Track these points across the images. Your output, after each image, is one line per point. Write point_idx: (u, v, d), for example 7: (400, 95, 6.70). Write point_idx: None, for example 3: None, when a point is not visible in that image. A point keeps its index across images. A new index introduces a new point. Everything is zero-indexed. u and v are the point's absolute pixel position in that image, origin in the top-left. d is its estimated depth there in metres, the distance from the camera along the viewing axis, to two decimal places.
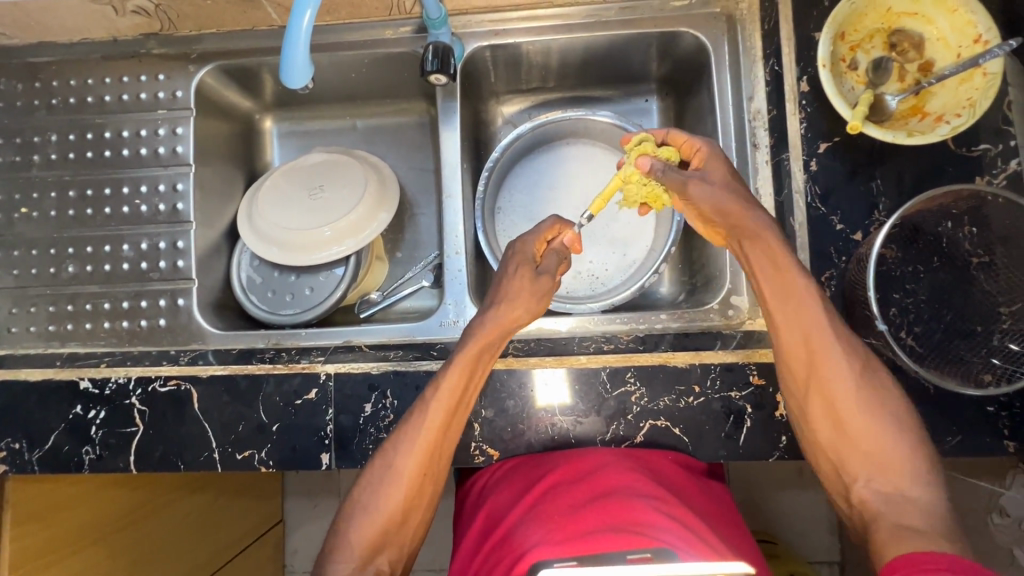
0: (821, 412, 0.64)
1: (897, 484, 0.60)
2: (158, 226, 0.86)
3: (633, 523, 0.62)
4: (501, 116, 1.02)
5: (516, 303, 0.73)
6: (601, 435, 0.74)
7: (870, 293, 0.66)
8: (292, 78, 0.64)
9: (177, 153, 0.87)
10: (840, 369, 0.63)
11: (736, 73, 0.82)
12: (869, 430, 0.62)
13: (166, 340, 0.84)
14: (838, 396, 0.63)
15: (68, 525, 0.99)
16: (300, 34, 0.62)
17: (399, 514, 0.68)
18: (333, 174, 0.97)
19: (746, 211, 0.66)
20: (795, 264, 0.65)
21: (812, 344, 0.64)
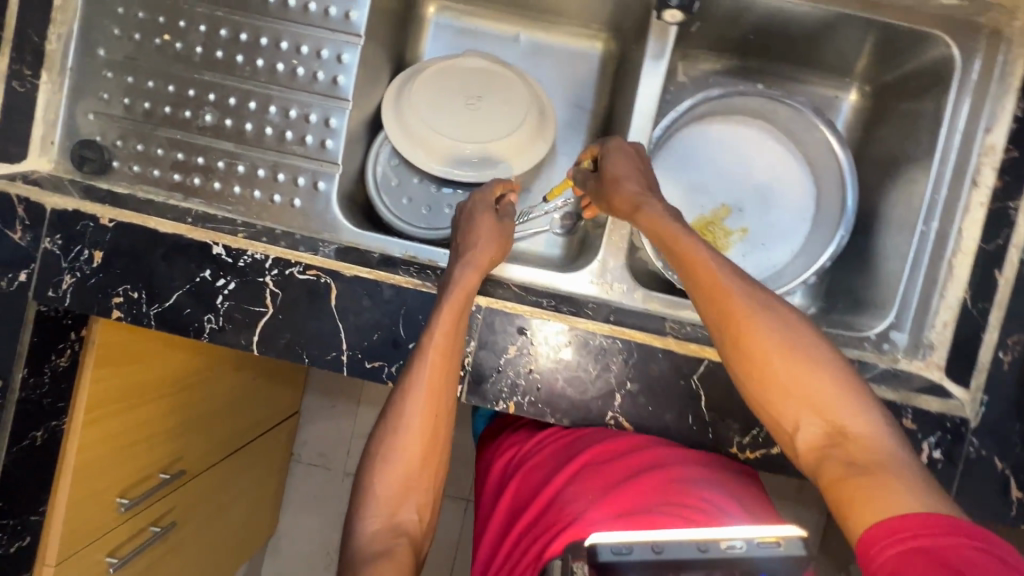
0: (752, 374, 0.57)
1: (839, 423, 0.53)
2: (312, 97, 0.77)
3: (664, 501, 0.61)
4: (682, 71, 0.93)
5: (488, 245, 0.73)
6: (739, 437, 0.71)
7: None
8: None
9: (349, 18, 0.76)
10: (758, 322, 0.58)
11: (980, 100, 0.74)
12: (797, 380, 0.55)
13: (299, 223, 0.77)
14: (761, 352, 0.57)
15: (127, 380, 0.92)
16: None
17: (417, 464, 0.67)
18: (496, 86, 0.89)
19: (633, 199, 0.69)
20: (696, 238, 0.63)
21: (727, 307, 0.59)
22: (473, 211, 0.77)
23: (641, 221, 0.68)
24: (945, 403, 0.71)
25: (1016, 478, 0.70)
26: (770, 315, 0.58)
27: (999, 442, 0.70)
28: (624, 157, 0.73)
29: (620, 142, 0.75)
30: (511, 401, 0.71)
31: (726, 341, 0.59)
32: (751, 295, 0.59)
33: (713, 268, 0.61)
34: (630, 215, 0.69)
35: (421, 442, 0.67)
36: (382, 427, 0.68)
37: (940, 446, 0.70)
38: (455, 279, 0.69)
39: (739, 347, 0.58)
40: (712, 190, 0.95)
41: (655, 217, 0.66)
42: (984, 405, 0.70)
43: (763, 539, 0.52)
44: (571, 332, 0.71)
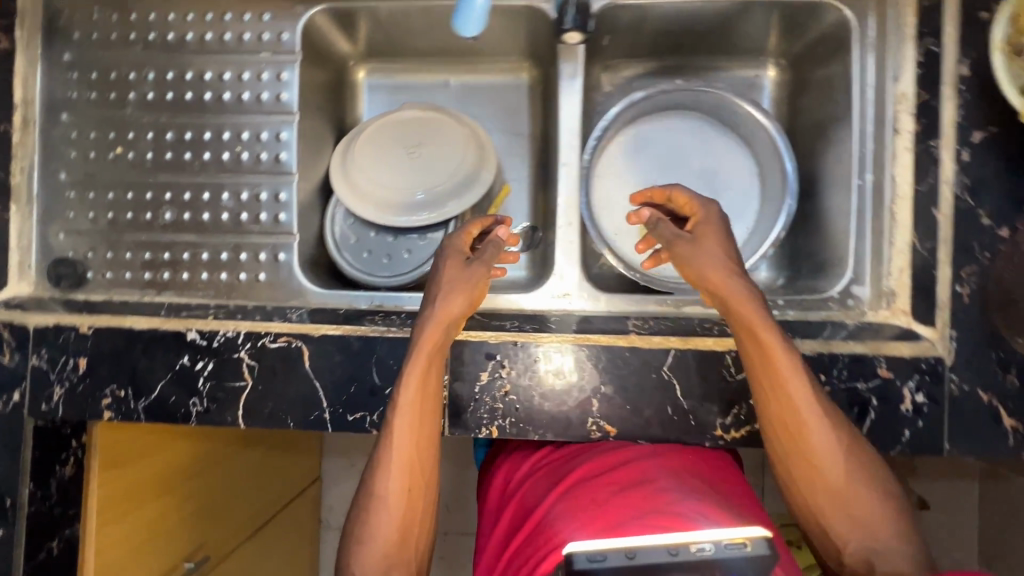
0: (799, 469, 0.65)
1: (873, 532, 0.63)
2: (259, 177, 0.82)
3: (646, 507, 0.62)
4: (606, 82, 0.98)
5: (457, 301, 0.67)
6: (721, 418, 0.72)
7: None
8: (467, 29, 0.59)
9: (281, 100, 0.82)
10: (820, 428, 0.64)
11: (883, 53, 0.77)
12: (845, 485, 0.64)
13: (266, 295, 0.81)
14: (817, 454, 0.64)
15: (140, 476, 0.95)
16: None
17: (397, 534, 0.65)
18: (432, 132, 0.94)
19: (726, 276, 0.65)
20: (777, 327, 0.64)
21: (785, 396, 0.64)
22: (448, 251, 0.73)
23: (726, 298, 0.65)
24: (918, 346, 0.71)
25: (1006, 406, 0.70)
26: (831, 428, 0.64)
27: (980, 375, 0.70)
28: (714, 233, 0.69)
29: (710, 207, 0.71)
30: (494, 426, 0.73)
31: (782, 434, 0.65)
32: (813, 409, 0.64)
33: (783, 365, 0.63)
34: (718, 287, 0.65)
35: (400, 512, 0.66)
36: (359, 503, 0.67)
37: (921, 389, 0.70)
38: (417, 333, 0.67)
39: (799, 448, 0.65)
40: (660, 188, 0.98)
41: (744, 299, 0.64)
42: (955, 340, 0.71)
43: (731, 540, 0.52)
44: (550, 353, 0.73)
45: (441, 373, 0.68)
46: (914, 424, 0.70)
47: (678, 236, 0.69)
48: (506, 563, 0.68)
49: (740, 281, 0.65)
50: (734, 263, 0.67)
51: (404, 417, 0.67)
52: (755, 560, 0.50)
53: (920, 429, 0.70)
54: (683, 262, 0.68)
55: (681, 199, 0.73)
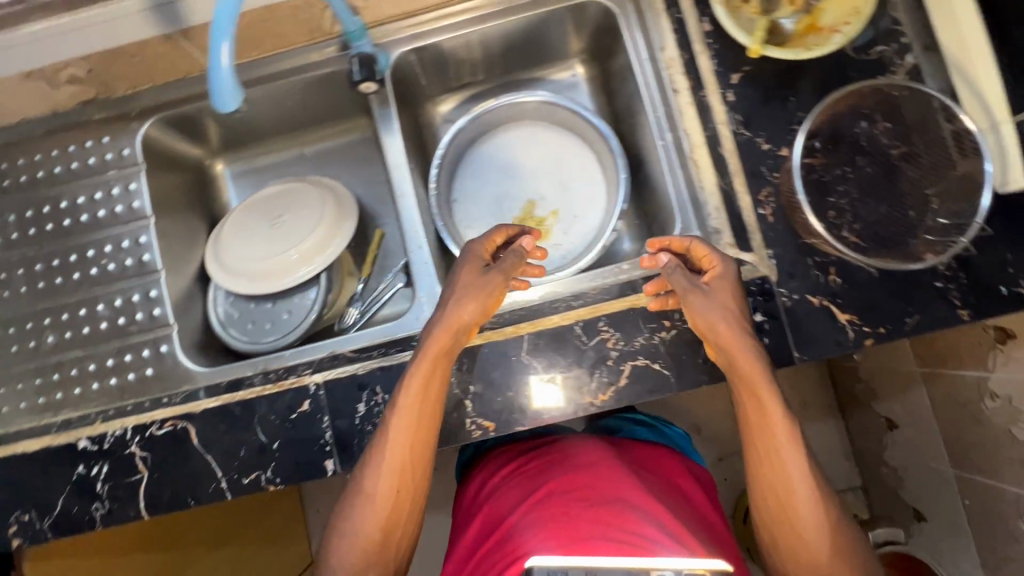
0: (782, 535, 0.68)
1: None
2: (128, 281, 0.88)
3: (613, 526, 0.70)
4: (438, 116, 1.05)
5: (471, 310, 0.72)
6: (586, 385, 0.76)
7: (802, 198, 0.73)
8: (227, 101, 0.59)
9: (134, 208, 0.89)
10: (804, 489, 0.67)
11: (646, 29, 0.87)
12: (824, 560, 0.67)
13: (155, 388, 0.85)
14: (802, 524, 0.67)
15: None
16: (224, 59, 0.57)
17: (378, 536, 0.69)
18: (291, 200, 1.01)
19: (737, 337, 0.67)
20: (777, 392, 0.67)
21: (776, 456, 0.68)
22: (470, 257, 0.77)
23: (736, 356, 0.67)
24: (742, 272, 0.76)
25: (836, 303, 0.75)
26: (812, 493, 0.67)
27: (804, 281, 0.75)
28: (731, 288, 0.71)
29: (728, 263, 0.73)
30: None
31: (770, 493, 0.68)
32: (800, 472, 0.67)
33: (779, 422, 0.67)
34: (728, 344, 0.67)
35: (382, 521, 0.69)
36: (346, 499, 0.71)
37: (759, 309, 0.75)
38: (429, 331, 0.72)
39: (786, 514, 0.68)
40: (513, 195, 1.05)
41: (753, 361, 0.67)
42: (774, 258, 0.76)
43: (692, 570, 0.53)
44: (537, 385, 0.76)
45: (443, 381, 0.72)
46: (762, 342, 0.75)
47: (693, 286, 0.70)
48: (476, 562, 0.77)
49: (747, 342, 0.67)
50: (739, 322, 0.69)
51: (400, 420, 0.70)
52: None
53: (770, 346, 0.74)
54: (695, 315, 0.69)
55: (701, 254, 0.74)
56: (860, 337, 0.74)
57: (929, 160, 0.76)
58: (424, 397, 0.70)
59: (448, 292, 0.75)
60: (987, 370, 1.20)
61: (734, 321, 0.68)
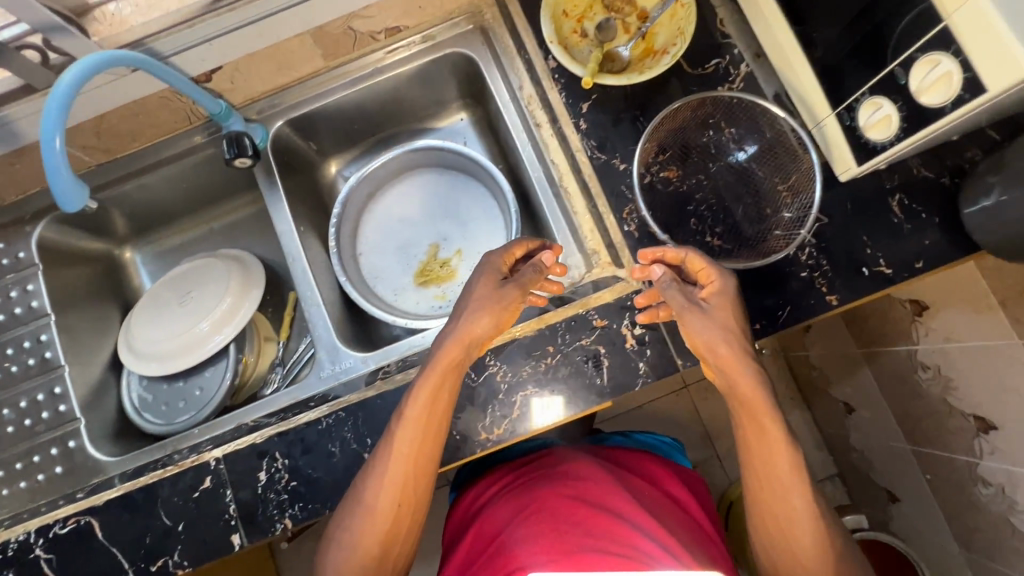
0: (783, 559, 0.69)
1: None
2: (33, 381, 0.89)
3: (613, 542, 0.72)
4: (335, 175, 1.08)
5: (487, 324, 0.72)
6: (481, 422, 0.76)
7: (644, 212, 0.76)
8: (65, 193, 0.62)
9: (34, 308, 0.91)
10: (803, 513, 0.67)
11: (504, 72, 0.91)
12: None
13: (65, 485, 0.85)
14: (803, 548, 0.67)
15: None
16: (59, 157, 0.61)
17: (375, 551, 0.70)
18: (198, 276, 1.02)
19: (738, 359, 0.66)
20: (778, 417, 0.67)
21: (776, 482, 0.68)
22: (488, 268, 0.76)
23: (735, 378, 0.67)
24: (617, 289, 0.79)
25: None
26: (809, 502, 0.67)
27: None
28: (729, 307, 0.70)
29: (726, 279, 0.71)
30: (287, 517, 0.75)
31: (769, 517, 0.69)
32: (799, 482, 0.67)
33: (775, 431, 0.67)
34: (728, 366, 0.67)
35: (379, 540, 0.70)
36: (343, 508, 0.71)
37: (637, 322, 0.77)
38: (439, 351, 0.71)
39: (785, 539, 0.68)
40: (416, 240, 1.07)
41: (753, 384, 0.66)
42: None
43: None
44: (538, 403, 0.76)
45: (452, 394, 0.71)
46: (644, 355, 0.76)
47: (692, 305, 0.69)
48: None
49: (748, 364, 0.67)
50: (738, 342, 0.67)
51: (405, 444, 0.69)
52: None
53: (652, 357, 0.76)
54: (692, 333, 0.68)
55: (699, 268, 0.72)
56: None
57: (776, 158, 0.79)
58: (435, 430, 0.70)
59: (463, 304, 0.74)
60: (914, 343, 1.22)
61: (734, 340, 0.68)
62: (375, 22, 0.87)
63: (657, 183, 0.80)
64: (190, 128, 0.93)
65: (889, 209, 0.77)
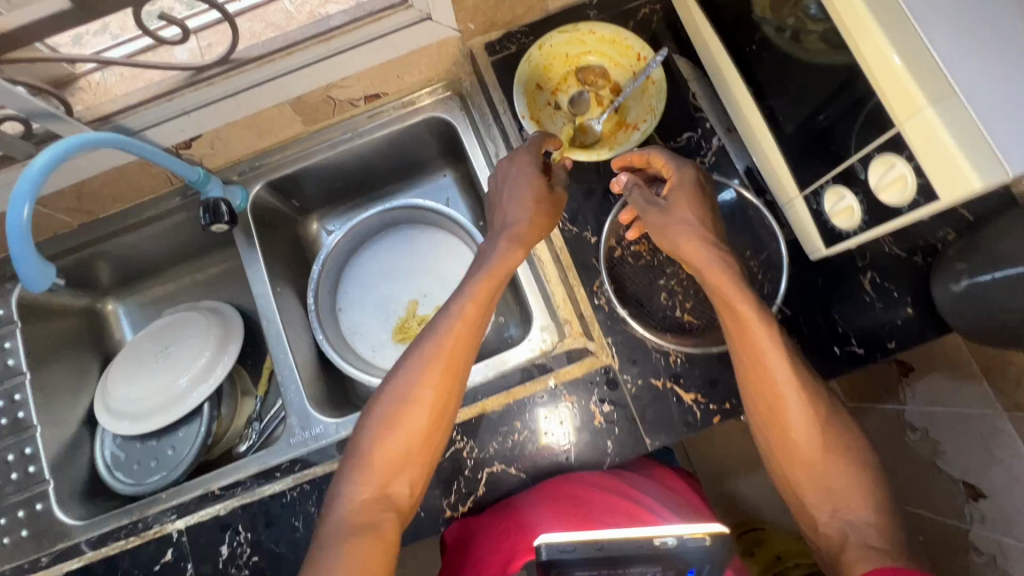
0: (778, 441, 0.70)
1: (840, 497, 0.68)
2: (5, 441, 0.89)
3: (632, 520, 0.70)
4: (317, 230, 1.09)
5: (522, 214, 0.75)
6: (447, 498, 0.75)
7: (609, 286, 0.77)
8: (31, 275, 0.64)
9: (9, 366, 0.91)
10: (798, 414, 0.69)
11: (480, 139, 0.93)
12: (818, 458, 0.69)
13: (30, 549, 0.84)
14: (793, 426, 0.69)
15: None
16: (23, 231, 0.61)
17: (420, 439, 0.69)
18: (177, 330, 1.03)
19: (703, 249, 0.70)
20: (764, 309, 0.69)
21: (763, 364, 0.68)
22: (527, 168, 0.76)
23: (701, 268, 0.70)
24: (585, 363, 0.78)
25: (680, 384, 0.76)
26: (807, 389, 0.69)
27: (644, 366, 0.77)
28: (687, 199, 0.73)
29: (684, 169, 0.75)
30: None
31: (762, 406, 0.69)
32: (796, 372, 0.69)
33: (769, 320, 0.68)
34: (691, 256, 0.70)
35: (423, 429, 0.69)
36: (381, 400, 0.70)
37: (605, 399, 0.76)
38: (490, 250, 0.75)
39: (783, 440, 0.70)
40: (396, 296, 1.08)
41: (719, 272, 0.68)
42: (613, 345, 0.78)
43: (693, 536, 0.63)
44: (544, 440, 0.76)
45: (494, 293, 0.74)
46: (613, 433, 0.75)
47: (651, 204, 0.74)
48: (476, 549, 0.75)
49: (714, 254, 0.70)
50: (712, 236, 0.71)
51: (447, 339, 0.70)
52: (711, 552, 0.61)
53: (620, 435, 0.75)
54: (658, 233, 0.73)
55: (659, 162, 0.76)
56: (708, 415, 0.75)
57: (750, 233, 0.80)
58: (463, 312, 0.71)
59: (505, 197, 0.78)
60: (902, 403, 1.21)
61: (702, 233, 0.71)
62: (354, 90, 0.89)
63: (628, 256, 0.81)
64: (173, 188, 0.95)
65: (860, 285, 0.77)
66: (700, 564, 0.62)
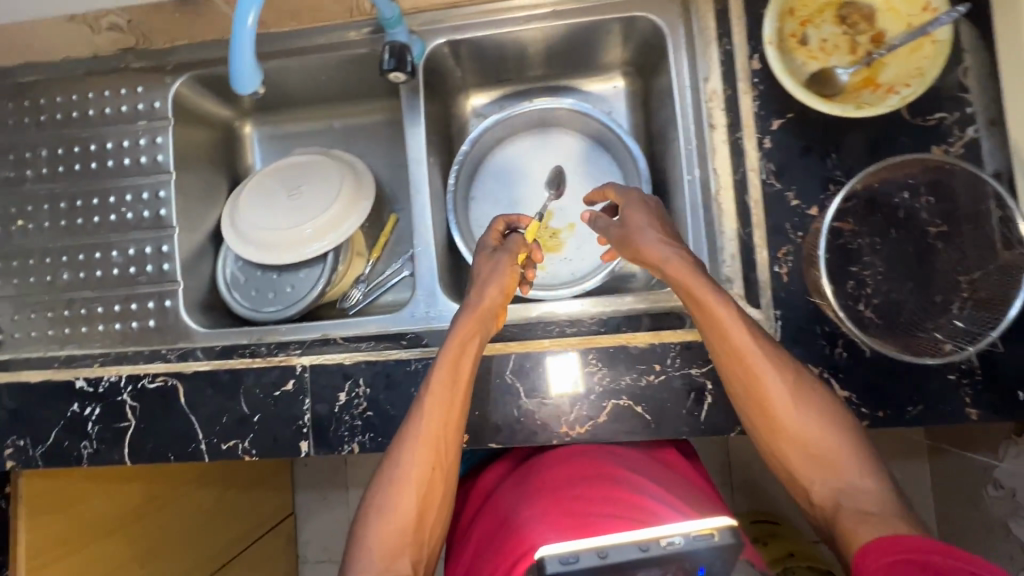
0: (764, 430, 0.67)
1: (839, 472, 0.64)
2: (143, 232, 0.90)
3: (616, 505, 0.64)
4: (468, 107, 1.02)
5: (500, 287, 0.77)
6: (566, 416, 0.75)
7: (823, 267, 0.69)
8: (242, 83, 0.59)
9: (158, 161, 0.91)
10: (776, 391, 0.66)
11: (693, 56, 0.82)
12: (808, 446, 0.65)
13: (155, 339, 0.88)
14: (777, 412, 0.66)
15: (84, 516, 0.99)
16: (245, 36, 0.56)
17: (420, 476, 0.69)
18: (312, 173, 1.00)
19: (661, 245, 0.70)
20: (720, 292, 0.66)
21: (739, 359, 0.66)
22: (482, 248, 0.84)
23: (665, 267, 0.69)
24: None
25: (837, 377, 0.72)
26: (776, 382, 0.66)
27: (806, 350, 0.72)
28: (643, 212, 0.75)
29: (630, 194, 0.78)
30: (355, 442, 0.77)
31: (746, 397, 0.67)
32: (751, 375, 0.66)
33: (732, 329, 0.65)
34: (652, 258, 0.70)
35: (423, 464, 0.69)
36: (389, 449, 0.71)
37: None
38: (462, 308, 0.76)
39: (769, 423, 0.67)
40: (529, 203, 1.01)
41: (682, 264, 0.68)
42: (780, 318, 0.73)
43: (698, 532, 0.56)
44: (678, 392, 0.74)
45: (475, 344, 0.73)
46: None
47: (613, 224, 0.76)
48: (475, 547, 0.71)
49: (672, 249, 0.69)
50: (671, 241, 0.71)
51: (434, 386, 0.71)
52: (722, 551, 0.54)
53: None
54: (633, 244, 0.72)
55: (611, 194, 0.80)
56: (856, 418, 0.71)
57: (979, 244, 0.69)
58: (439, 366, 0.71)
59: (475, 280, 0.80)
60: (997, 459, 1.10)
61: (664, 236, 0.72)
62: None
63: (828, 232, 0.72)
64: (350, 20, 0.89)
65: None
66: (711, 562, 0.54)
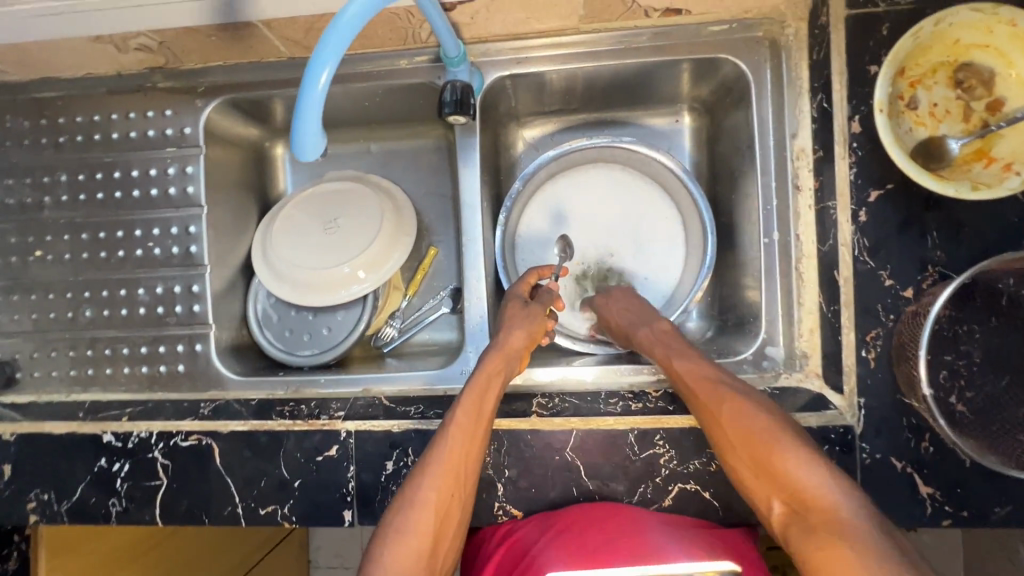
0: (742, 469, 0.61)
1: (815, 503, 0.54)
2: (173, 270, 0.84)
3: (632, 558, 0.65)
4: (522, 140, 0.95)
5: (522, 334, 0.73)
6: (629, 497, 0.71)
7: (921, 353, 0.61)
8: (303, 150, 0.53)
9: (188, 193, 0.84)
10: (738, 419, 0.62)
11: (780, 108, 0.76)
12: (783, 481, 0.57)
13: (186, 386, 0.83)
14: (745, 445, 0.61)
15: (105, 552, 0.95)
16: (315, 100, 0.51)
17: (426, 518, 0.61)
18: (349, 205, 0.93)
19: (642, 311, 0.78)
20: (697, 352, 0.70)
21: (719, 413, 0.63)
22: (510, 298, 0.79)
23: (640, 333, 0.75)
24: (824, 415, 0.69)
25: (921, 473, 0.67)
26: (741, 412, 0.62)
27: (889, 442, 0.68)
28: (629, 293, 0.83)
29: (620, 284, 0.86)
30: None
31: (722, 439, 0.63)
32: (719, 407, 0.64)
33: (701, 372, 0.67)
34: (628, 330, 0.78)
35: (429, 507, 0.62)
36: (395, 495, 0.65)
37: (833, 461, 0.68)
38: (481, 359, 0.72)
39: (738, 456, 0.61)
40: (577, 245, 0.93)
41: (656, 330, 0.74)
42: (864, 407, 0.68)
43: None
44: None
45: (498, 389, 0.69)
46: None
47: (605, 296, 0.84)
48: None
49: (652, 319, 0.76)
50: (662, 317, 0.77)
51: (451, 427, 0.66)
52: None
53: None
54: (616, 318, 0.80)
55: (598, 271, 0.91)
56: (938, 516, 0.67)
57: None
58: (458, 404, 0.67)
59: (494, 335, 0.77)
60: None
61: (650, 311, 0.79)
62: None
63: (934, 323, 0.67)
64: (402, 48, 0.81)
65: None
66: None
